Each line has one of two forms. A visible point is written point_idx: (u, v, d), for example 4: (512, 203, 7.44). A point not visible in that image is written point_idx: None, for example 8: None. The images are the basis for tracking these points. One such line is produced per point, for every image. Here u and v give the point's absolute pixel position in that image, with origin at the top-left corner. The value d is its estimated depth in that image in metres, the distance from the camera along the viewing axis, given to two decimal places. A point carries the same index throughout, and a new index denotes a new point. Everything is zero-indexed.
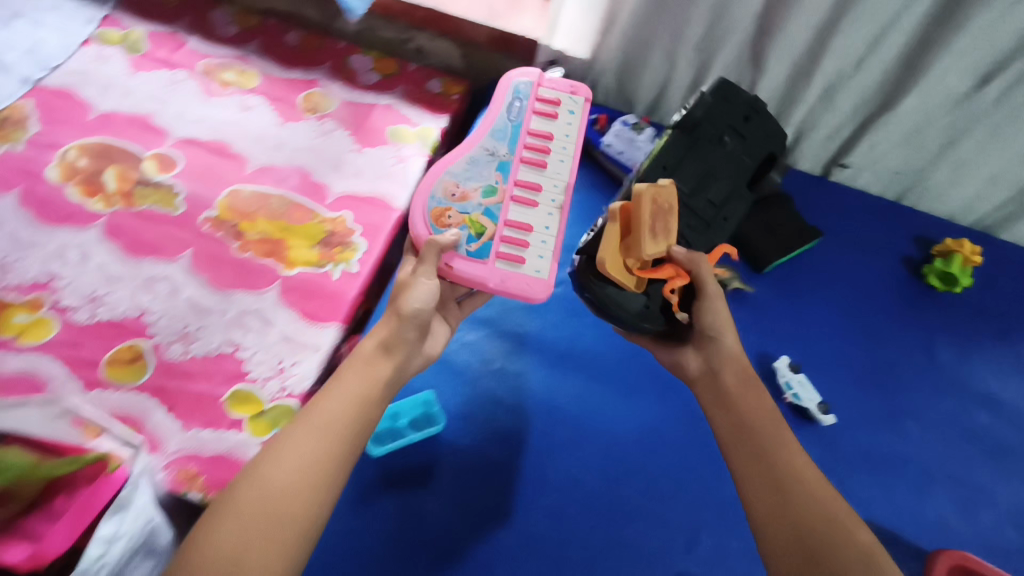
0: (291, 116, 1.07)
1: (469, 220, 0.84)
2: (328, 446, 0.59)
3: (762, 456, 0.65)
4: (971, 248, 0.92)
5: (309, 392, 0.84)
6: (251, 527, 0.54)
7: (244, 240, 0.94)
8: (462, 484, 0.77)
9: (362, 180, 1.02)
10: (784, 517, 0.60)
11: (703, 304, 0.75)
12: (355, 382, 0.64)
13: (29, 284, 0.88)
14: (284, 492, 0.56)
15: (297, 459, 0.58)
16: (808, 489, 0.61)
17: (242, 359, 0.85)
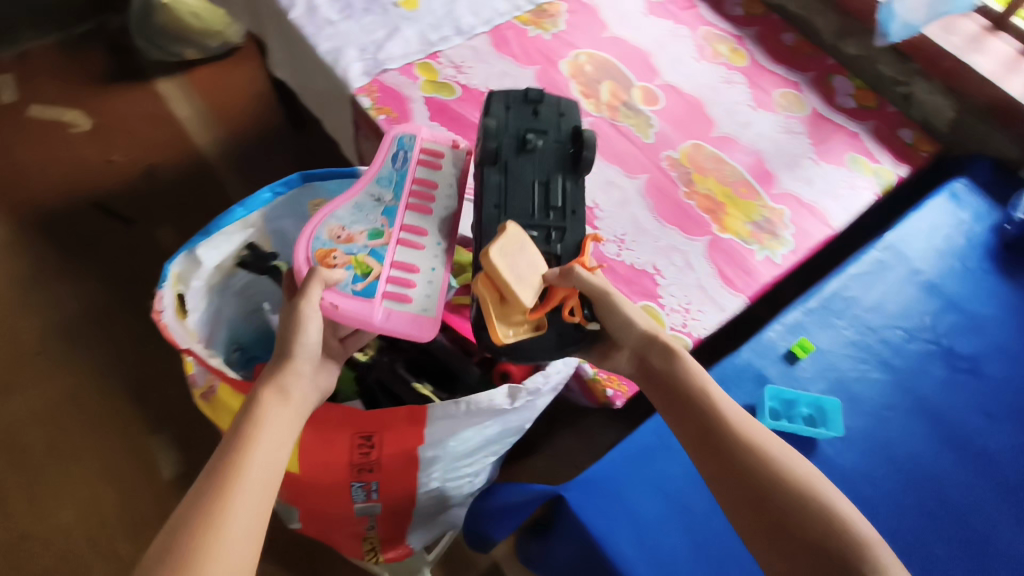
0: (765, 104, 1.12)
1: (355, 260, 0.72)
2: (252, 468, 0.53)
3: (689, 410, 0.61)
4: None
5: (702, 339, 0.90)
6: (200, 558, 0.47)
7: (692, 189, 1.02)
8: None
9: (810, 188, 1.04)
10: (742, 482, 0.56)
11: (609, 310, 0.64)
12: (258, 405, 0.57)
13: None
14: (227, 518, 0.50)
15: (232, 484, 0.51)
16: (735, 447, 0.58)
17: (659, 284, 0.93)
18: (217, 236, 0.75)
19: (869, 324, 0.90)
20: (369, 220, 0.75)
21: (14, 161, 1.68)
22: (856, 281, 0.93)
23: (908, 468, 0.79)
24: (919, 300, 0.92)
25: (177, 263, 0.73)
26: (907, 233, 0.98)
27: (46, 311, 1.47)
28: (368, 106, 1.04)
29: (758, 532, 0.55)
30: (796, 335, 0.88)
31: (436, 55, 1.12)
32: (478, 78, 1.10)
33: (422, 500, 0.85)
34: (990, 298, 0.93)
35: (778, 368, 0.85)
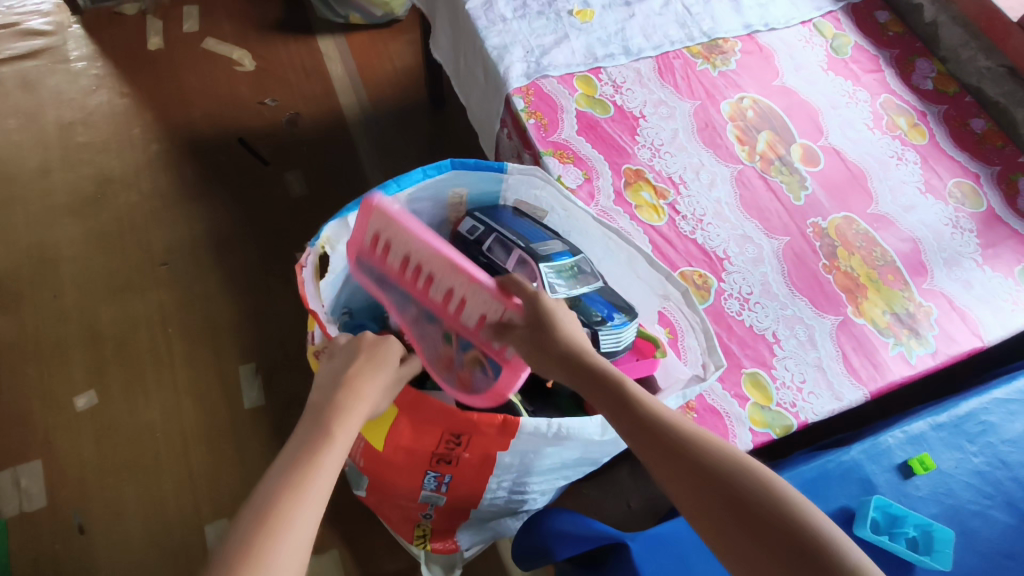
0: (935, 192, 1.03)
1: (466, 361, 0.72)
2: (316, 477, 0.54)
3: (653, 432, 0.56)
4: None
5: (808, 424, 0.83)
6: (272, 532, 0.49)
7: (833, 264, 0.95)
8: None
9: (967, 291, 0.94)
10: (721, 499, 0.53)
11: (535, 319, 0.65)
12: (325, 419, 0.59)
13: (666, 175, 1.01)
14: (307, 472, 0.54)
15: (299, 489, 0.53)
16: (703, 467, 0.54)
17: (775, 354, 0.87)
18: None
19: (1004, 459, 0.80)
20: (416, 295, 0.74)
21: (182, 86, 1.83)
22: (999, 407, 0.83)
23: None
24: None
25: (330, 226, 0.76)
26: None
27: (179, 227, 1.59)
28: (522, 107, 1.04)
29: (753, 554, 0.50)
30: (917, 449, 0.79)
31: (598, 70, 1.11)
32: (635, 102, 1.08)
33: (483, 505, 0.84)
34: None
35: (890, 479, 0.77)
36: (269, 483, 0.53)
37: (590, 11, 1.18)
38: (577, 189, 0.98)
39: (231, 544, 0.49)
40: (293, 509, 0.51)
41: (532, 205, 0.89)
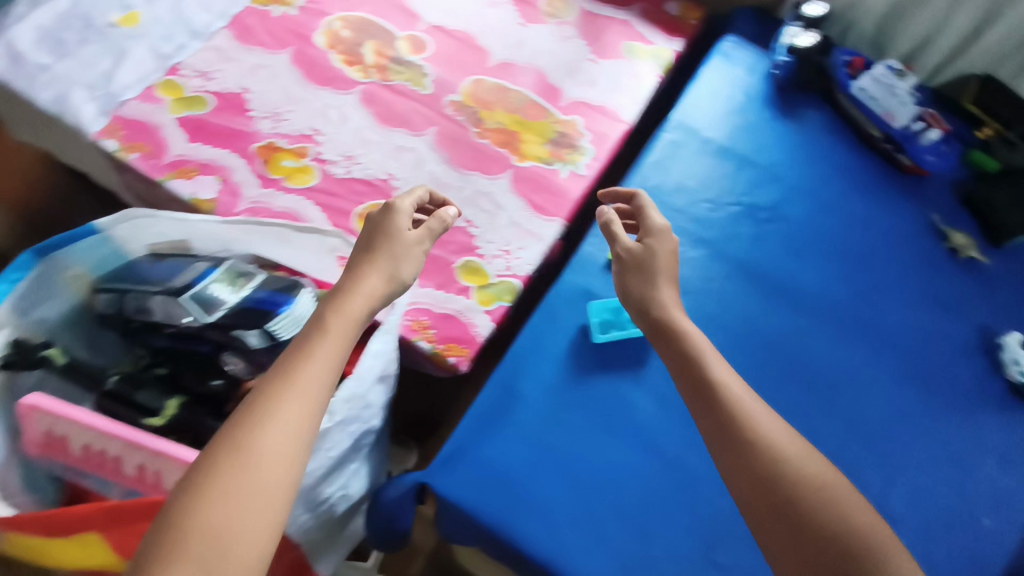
0: (533, 18, 1.11)
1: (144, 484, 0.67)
2: (304, 411, 0.50)
3: (746, 446, 0.54)
4: None
5: (529, 276, 0.88)
6: (269, 430, 0.48)
7: (482, 128, 0.99)
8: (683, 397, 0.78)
9: (595, 88, 1.04)
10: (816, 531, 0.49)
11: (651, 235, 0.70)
12: (326, 342, 0.55)
13: (297, 134, 0.96)
14: (302, 381, 0.51)
15: (270, 429, 0.48)
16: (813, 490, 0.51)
17: (474, 235, 0.90)
18: None
19: (678, 207, 0.90)
20: (96, 470, 0.64)
21: None
22: (656, 170, 0.93)
23: (743, 332, 0.82)
24: (719, 167, 0.94)
25: None
26: (693, 106, 0.99)
27: None
28: (115, 148, 0.93)
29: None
30: (612, 242, 0.87)
31: (175, 68, 1.01)
32: (229, 80, 1.00)
33: (306, 541, 0.73)
34: (780, 142, 0.97)
35: (605, 282, 0.84)
36: (237, 421, 0.49)
37: (134, 13, 1.05)
38: (218, 196, 0.90)
39: (198, 470, 0.46)
40: (261, 454, 0.47)
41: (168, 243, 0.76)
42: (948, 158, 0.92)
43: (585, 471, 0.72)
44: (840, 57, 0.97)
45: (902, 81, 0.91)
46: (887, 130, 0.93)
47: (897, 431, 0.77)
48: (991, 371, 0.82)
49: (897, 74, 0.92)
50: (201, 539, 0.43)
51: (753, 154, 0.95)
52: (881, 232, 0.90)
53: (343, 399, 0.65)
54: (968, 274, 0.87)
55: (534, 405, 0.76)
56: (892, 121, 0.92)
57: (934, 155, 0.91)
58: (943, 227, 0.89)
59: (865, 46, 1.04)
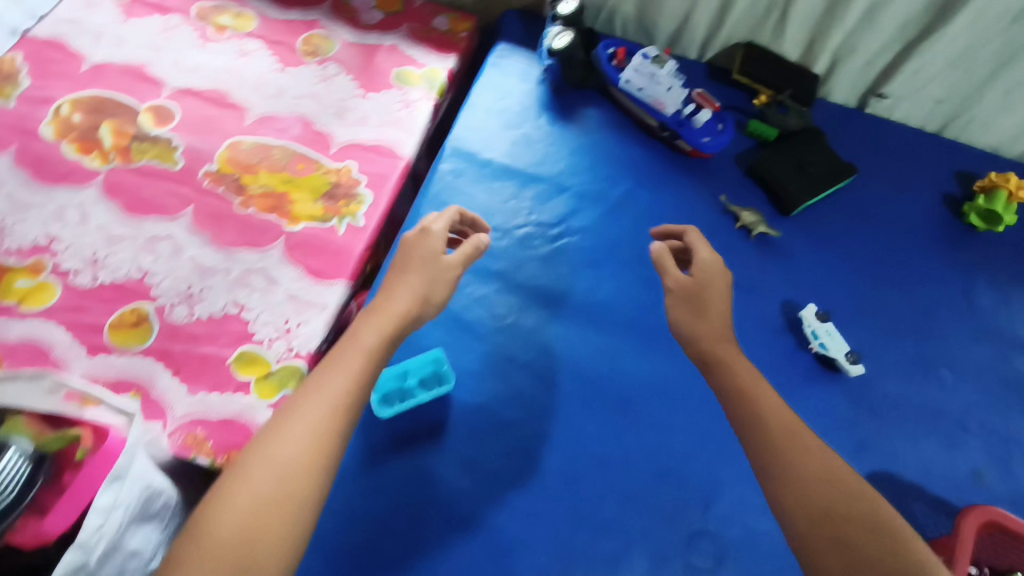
0: (292, 62, 1.01)
1: None
2: (327, 431, 0.55)
3: (783, 441, 0.58)
4: (1017, 183, 0.88)
5: (316, 353, 0.81)
6: (295, 425, 0.55)
7: (245, 196, 0.90)
8: (491, 453, 0.73)
9: (366, 127, 0.96)
10: (821, 505, 0.54)
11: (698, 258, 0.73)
12: (352, 367, 0.59)
13: (30, 247, 0.84)
14: (323, 389, 0.57)
15: (285, 441, 0.54)
16: (808, 475, 0.55)
17: (248, 320, 0.81)
18: None
19: None
20: None
21: None
22: (436, 206, 0.87)
23: (544, 366, 0.78)
24: (502, 189, 0.89)
25: None
26: (469, 126, 0.93)
27: None
28: None
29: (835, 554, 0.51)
30: None
31: None
32: None
33: None
34: (562, 150, 0.92)
35: None
36: (265, 433, 0.55)
37: None
38: None
39: (236, 472, 0.53)
40: (280, 448, 0.53)
41: None
42: (725, 131, 0.91)
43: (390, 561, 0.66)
44: (603, 50, 0.94)
45: (659, 67, 0.88)
46: (663, 117, 0.90)
47: (711, 431, 0.76)
48: (797, 347, 0.81)
49: (652, 60, 0.89)
50: (235, 546, 0.49)
51: (535, 169, 0.91)
52: (672, 226, 0.89)
53: (90, 539, 0.56)
54: (761, 251, 0.87)
55: (324, 511, 0.67)
56: (664, 107, 0.89)
57: (709, 133, 0.90)
58: (731, 207, 0.88)
59: (632, 31, 1.00)
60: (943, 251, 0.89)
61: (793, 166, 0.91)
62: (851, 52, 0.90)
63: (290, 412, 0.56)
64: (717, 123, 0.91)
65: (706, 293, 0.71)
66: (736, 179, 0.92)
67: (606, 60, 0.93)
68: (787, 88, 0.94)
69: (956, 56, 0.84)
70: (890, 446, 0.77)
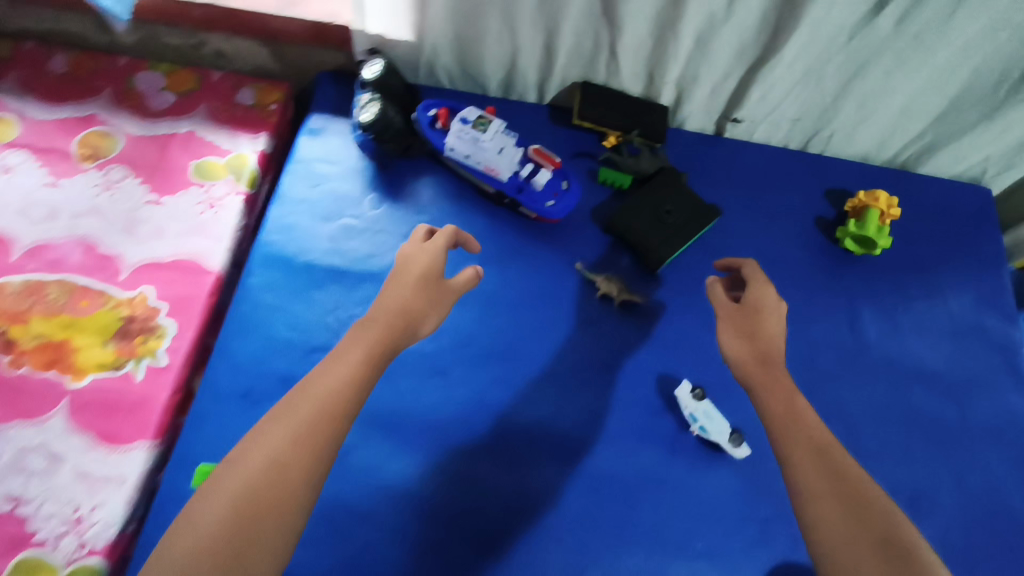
0: (67, 171, 0.84)
1: None
2: (318, 430, 0.47)
3: (791, 418, 0.53)
4: (887, 200, 0.82)
5: (117, 541, 0.67)
6: (305, 430, 0.46)
7: (15, 353, 0.73)
8: None
9: (164, 240, 0.82)
10: (833, 484, 0.49)
11: (754, 284, 0.63)
12: (338, 381, 0.49)
13: None
14: (328, 398, 0.48)
15: (287, 440, 0.46)
16: (810, 455, 0.51)
17: (26, 517, 0.66)
18: None
19: (284, 374, 0.72)
20: None
21: None
22: (249, 333, 0.74)
23: (393, 511, 0.66)
24: (326, 297, 0.77)
25: None
26: (281, 225, 0.80)
27: None
28: None
29: (837, 534, 0.46)
30: (200, 462, 0.67)
31: None
32: None
33: None
34: (393, 236, 0.81)
35: None
36: (264, 427, 0.47)
37: None
38: None
39: (210, 486, 0.44)
40: (275, 453, 0.45)
41: None
42: (572, 188, 0.81)
43: None
44: (426, 113, 0.82)
45: (480, 131, 0.78)
46: (499, 184, 0.80)
47: (596, 549, 0.67)
48: (680, 428, 0.73)
49: (472, 125, 0.78)
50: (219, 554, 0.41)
51: (363, 264, 0.79)
52: (529, 306, 0.78)
53: None
54: (630, 319, 0.78)
55: None
56: (496, 174, 0.78)
57: (553, 196, 0.80)
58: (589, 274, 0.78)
59: (460, 80, 0.89)
60: (822, 283, 0.82)
61: (652, 217, 0.81)
62: (694, 82, 0.82)
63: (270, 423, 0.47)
64: (561, 181, 0.81)
65: (755, 317, 0.61)
66: (594, 237, 0.82)
67: (428, 124, 0.81)
68: (634, 127, 0.84)
69: (803, 75, 0.77)
70: (789, 519, 0.70)
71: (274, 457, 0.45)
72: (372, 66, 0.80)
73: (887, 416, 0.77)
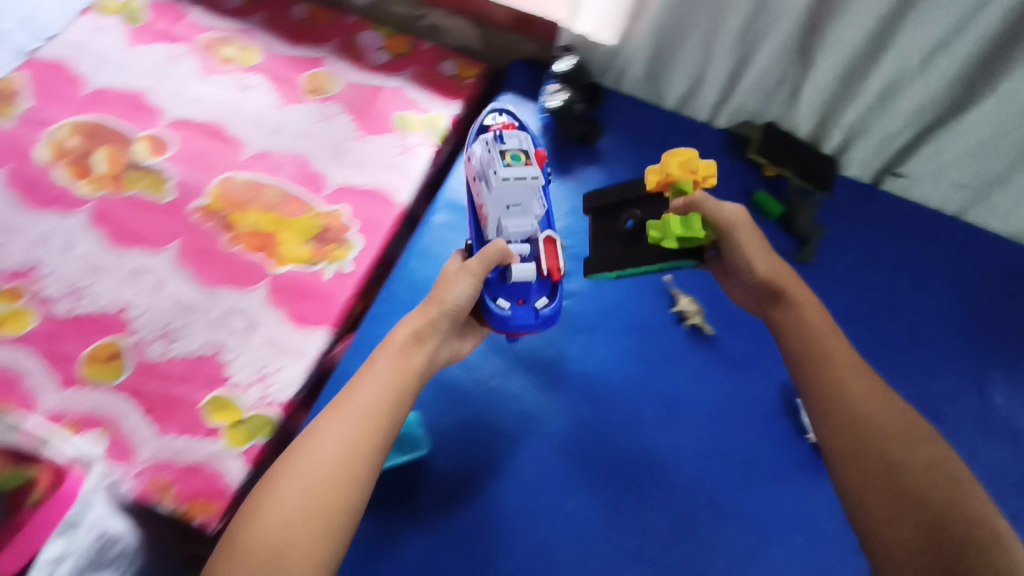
0: (293, 98, 1.00)
1: None
2: (314, 515, 0.53)
3: (841, 377, 0.62)
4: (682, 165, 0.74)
5: (292, 401, 0.79)
6: (330, 471, 0.55)
7: (234, 233, 0.88)
8: (458, 526, 0.69)
9: (363, 170, 0.94)
10: (879, 456, 0.56)
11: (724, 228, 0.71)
12: (361, 422, 0.58)
13: (9, 272, 0.84)
14: (349, 435, 0.57)
15: (316, 466, 0.55)
16: (857, 416, 0.60)
17: (225, 363, 0.80)
18: None
19: None
20: None
21: None
22: (427, 258, 0.85)
23: (534, 435, 0.75)
24: None
25: None
26: (465, 177, 0.91)
27: None
28: None
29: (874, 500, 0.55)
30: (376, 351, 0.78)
31: None
32: None
33: None
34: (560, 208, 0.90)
35: None
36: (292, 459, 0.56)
37: None
38: None
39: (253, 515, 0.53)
40: (310, 466, 0.55)
41: None
42: (544, 311, 0.72)
43: None
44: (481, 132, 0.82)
45: (504, 165, 0.73)
46: (483, 235, 0.76)
47: (704, 510, 0.72)
48: (797, 435, 0.78)
49: (504, 154, 0.74)
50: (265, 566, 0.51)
51: None
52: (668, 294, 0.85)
53: None
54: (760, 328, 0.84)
55: None
56: (490, 221, 0.75)
57: (518, 299, 0.72)
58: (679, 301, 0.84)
59: (640, 90, 0.98)
60: (952, 342, 0.85)
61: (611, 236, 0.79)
62: (864, 131, 0.88)
63: (282, 481, 0.55)
64: (542, 295, 0.73)
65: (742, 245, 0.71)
66: None
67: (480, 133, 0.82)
68: (795, 166, 0.89)
69: (979, 143, 0.82)
70: None
71: (310, 491, 0.54)
72: (566, 61, 0.91)
73: (1005, 480, 0.77)
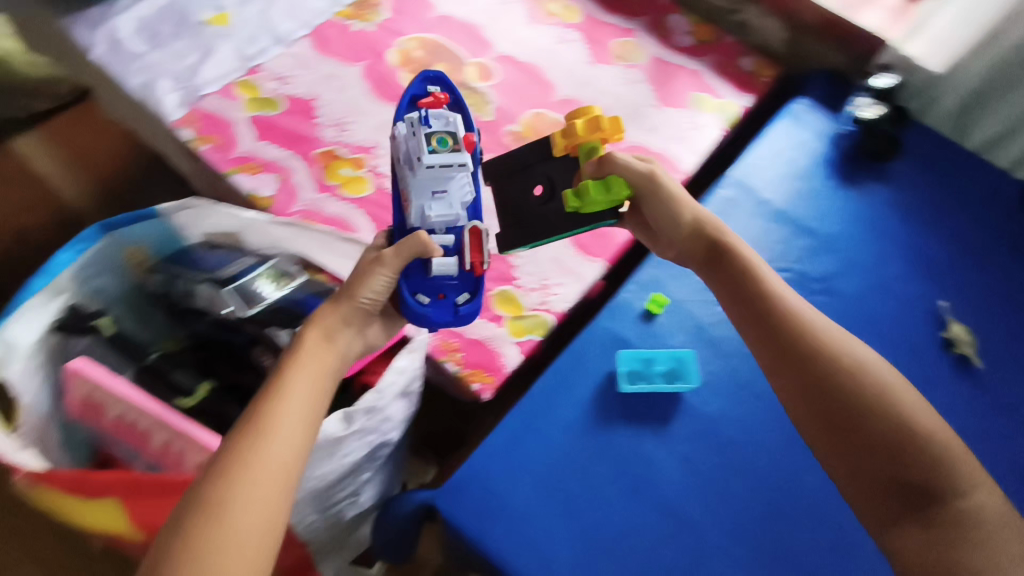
0: (603, 59, 1.10)
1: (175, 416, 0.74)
2: (248, 547, 0.47)
3: (808, 347, 0.59)
4: (610, 125, 0.70)
5: (564, 314, 0.89)
6: (252, 483, 0.49)
7: None
8: (703, 461, 0.77)
9: (656, 135, 1.03)
10: (871, 452, 0.54)
11: (662, 205, 0.69)
12: (279, 437, 0.53)
13: (356, 145, 1.01)
14: (276, 443, 0.52)
15: (242, 477, 0.49)
16: (831, 385, 0.57)
17: (513, 265, 0.91)
18: (29, 308, 0.69)
19: None
20: (127, 441, 0.70)
21: None
22: None
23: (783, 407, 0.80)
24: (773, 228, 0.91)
25: None
26: (754, 162, 0.97)
27: None
28: (188, 137, 1.00)
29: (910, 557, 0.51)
30: (653, 291, 0.88)
31: (255, 69, 1.07)
32: (303, 86, 1.06)
33: (310, 536, 0.77)
34: (841, 213, 0.93)
35: (640, 331, 0.85)
36: (210, 478, 0.49)
37: (226, 14, 1.12)
38: (275, 196, 0.96)
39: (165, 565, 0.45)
40: (231, 504, 0.48)
41: (222, 234, 0.81)
42: (464, 307, 0.67)
43: (614, 497, 0.74)
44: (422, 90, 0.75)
45: (430, 148, 0.66)
46: (404, 225, 0.69)
47: None
48: None
49: (430, 136, 0.66)
50: None
51: (810, 223, 0.92)
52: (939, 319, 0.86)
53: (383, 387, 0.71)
54: None
55: (548, 444, 0.76)
56: (410, 210, 0.68)
57: (433, 295, 0.66)
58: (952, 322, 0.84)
59: (943, 123, 0.99)
60: None
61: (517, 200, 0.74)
62: None
63: (200, 512, 0.48)
64: (460, 292, 0.67)
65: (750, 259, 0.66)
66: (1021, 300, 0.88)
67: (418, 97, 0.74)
68: None
69: None
70: None
71: (231, 516, 0.47)
72: (885, 77, 0.97)
73: None
